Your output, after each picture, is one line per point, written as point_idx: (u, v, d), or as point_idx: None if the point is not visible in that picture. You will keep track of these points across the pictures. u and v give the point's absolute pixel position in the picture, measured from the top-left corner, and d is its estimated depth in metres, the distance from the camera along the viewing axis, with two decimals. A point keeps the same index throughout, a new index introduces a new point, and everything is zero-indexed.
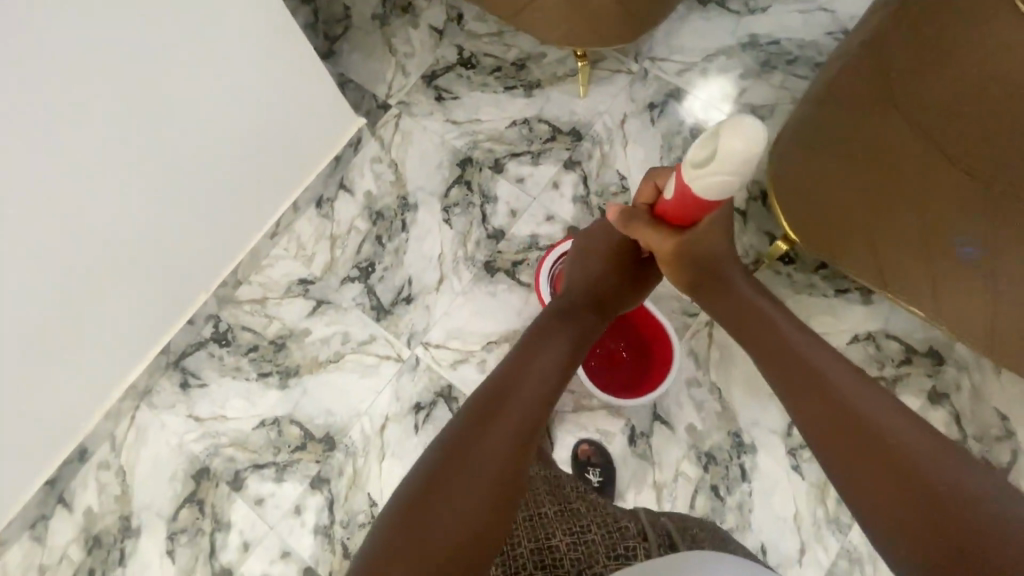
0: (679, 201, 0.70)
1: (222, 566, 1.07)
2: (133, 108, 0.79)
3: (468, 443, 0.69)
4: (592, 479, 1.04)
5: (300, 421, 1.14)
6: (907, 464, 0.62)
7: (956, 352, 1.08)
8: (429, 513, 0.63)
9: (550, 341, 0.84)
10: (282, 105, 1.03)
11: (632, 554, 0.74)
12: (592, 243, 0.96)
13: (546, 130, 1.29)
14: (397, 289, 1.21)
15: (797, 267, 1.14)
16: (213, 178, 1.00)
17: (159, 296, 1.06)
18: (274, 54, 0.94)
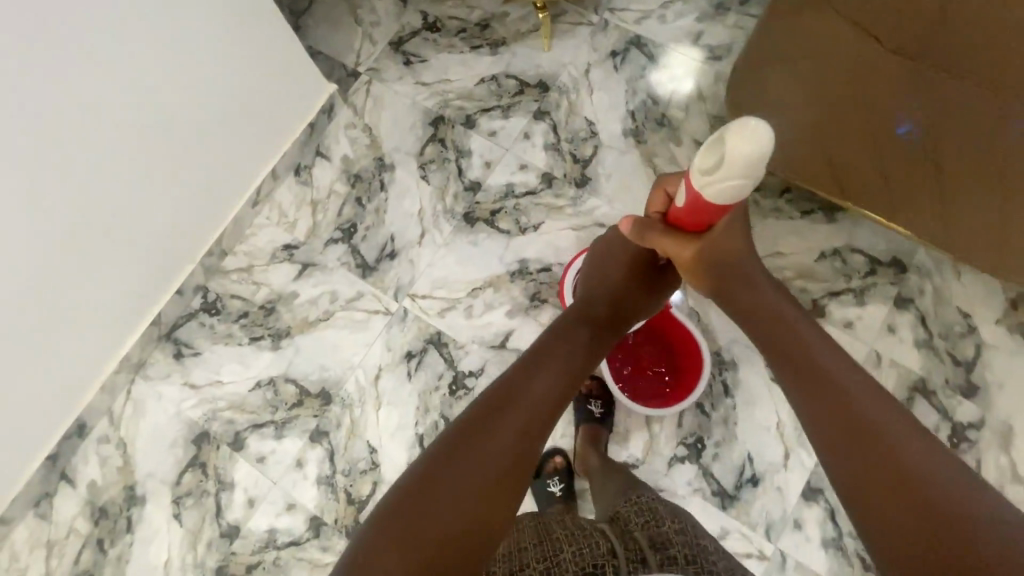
0: (691, 207, 0.69)
1: (229, 524, 1.09)
2: (113, 92, 0.85)
3: (471, 435, 0.66)
4: (594, 411, 1.08)
5: (295, 379, 1.16)
6: (905, 469, 0.57)
7: (917, 259, 1.13)
8: (435, 495, 0.61)
9: (563, 341, 0.81)
10: (257, 81, 1.07)
11: (601, 571, 0.72)
12: (613, 253, 0.94)
13: (514, 85, 1.33)
14: (381, 246, 1.23)
15: (763, 194, 1.19)
16: (194, 171, 1.06)
17: (146, 269, 1.09)
18: (241, 32, 0.98)
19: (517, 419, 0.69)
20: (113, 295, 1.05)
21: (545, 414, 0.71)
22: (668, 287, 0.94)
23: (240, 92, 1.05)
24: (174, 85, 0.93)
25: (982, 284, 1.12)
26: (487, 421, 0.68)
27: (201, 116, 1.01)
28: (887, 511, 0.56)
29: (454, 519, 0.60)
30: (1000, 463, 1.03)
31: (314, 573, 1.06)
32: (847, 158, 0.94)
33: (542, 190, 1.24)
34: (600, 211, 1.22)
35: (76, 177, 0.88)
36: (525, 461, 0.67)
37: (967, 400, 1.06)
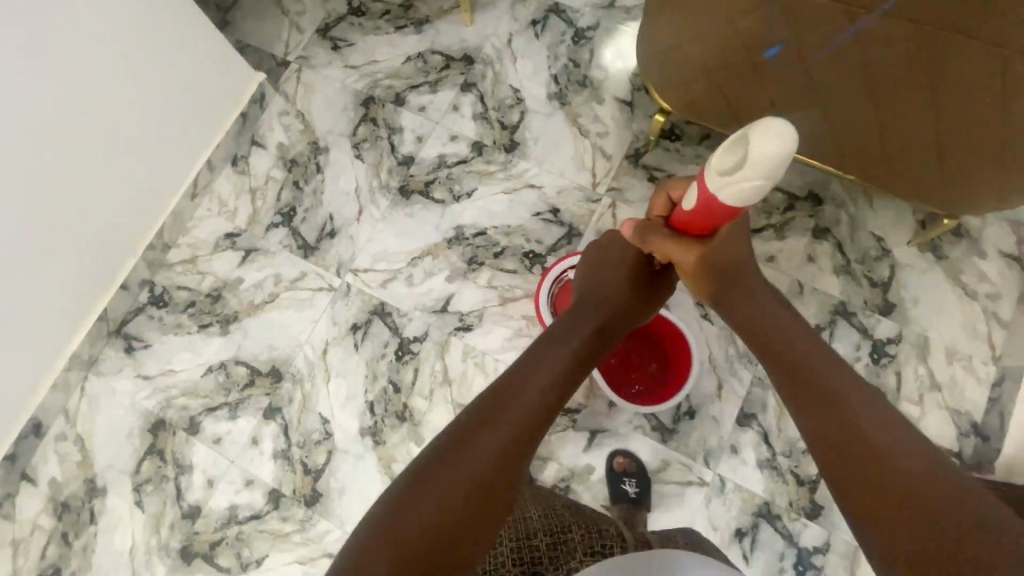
0: (700, 210, 0.74)
1: (190, 505, 1.11)
2: (100, 103, 0.99)
3: (466, 439, 0.67)
4: (628, 490, 1.05)
5: (245, 360, 1.19)
6: (901, 472, 0.58)
7: (832, 191, 1.18)
8: (428, 487, 0.62)
9: (553, 350, 0.82)
10: (215, 80, 1.19)
11: (610, 551, 0.84)
12: (607, 261, 0.96)
13: (440, 60, 1.36)
14: (320, 227, 1.26)
15: (684, 142, 1.24)
16: (165, 164, 1.17)
17: (121, 263, 1.18)
18: (184, 35, 1.06)
19: (510, 421, 0.70)
20: (87, 287, 1.13)
21: (536, 418, 0.72)
22: (665, 291, 0.98)
23: (195, 89, 1.15)
24: (154, 95, 1.07)
25: (894, 209, 1.17)
26: (480, 426, 0.69)
27: (173, 119, 1.14)
28: (888, 511, 0.56)
29: (443, 511, 0.60)
30: (919, 373, 1.09)
31: (276, 543, 1.08)
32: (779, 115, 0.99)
33: (473, 158, 1.28)
34: (530, 173, 1.26)
35: (71, 181, 1.00)
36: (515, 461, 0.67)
37: (885, 318, 1.12)
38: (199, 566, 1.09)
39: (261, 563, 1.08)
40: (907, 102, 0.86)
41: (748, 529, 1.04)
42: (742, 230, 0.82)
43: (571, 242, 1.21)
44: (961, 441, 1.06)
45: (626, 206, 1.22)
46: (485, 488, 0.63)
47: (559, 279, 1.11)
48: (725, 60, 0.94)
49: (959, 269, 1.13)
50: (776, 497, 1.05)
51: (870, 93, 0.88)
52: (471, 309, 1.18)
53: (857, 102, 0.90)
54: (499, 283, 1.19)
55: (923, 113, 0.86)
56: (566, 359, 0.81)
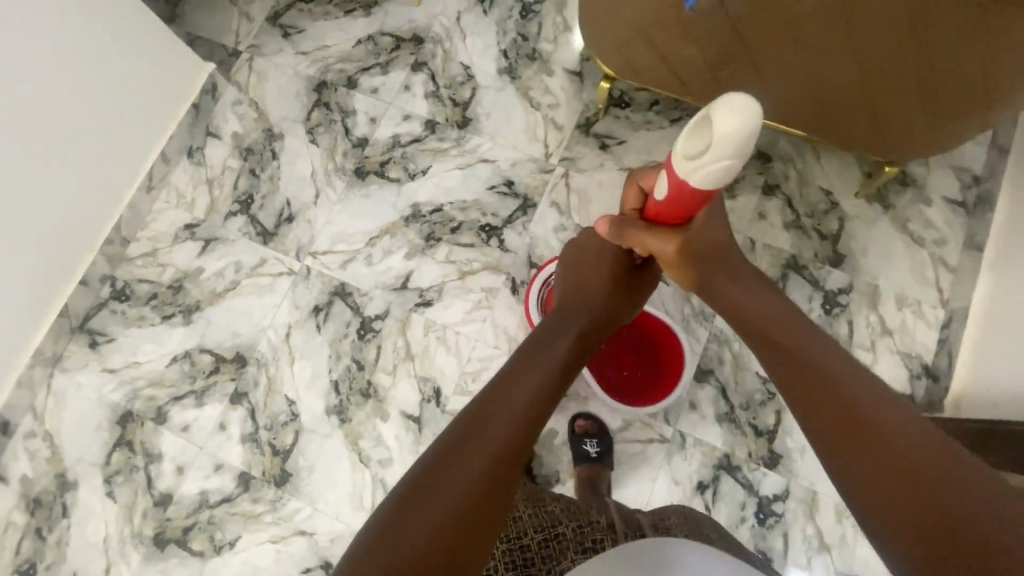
0: (673, 197, 0.68)
1: (161, 493, 1.12)
2: (58, 103, 1.02)
3: (455, 453, 0.61)
4: (590, 451, 1.05)
5: (210, 348, 1.20)
6: (906, 462, 0.50)
7: (780, 148, 1.20)
8: (413, 510, 0.56)
9: (539, 355, 0.76)
10: (164, 70, 1.19)
11: (600, 546, 0.79)
12: (587, 266, 0.93)
13: (390, 42, 1.36)
14: (278, 212, 1.27)
15: (634, 109, 1.26)
16: (115, 160, 1.18)
17: (96, 260, 1.22)
18: (116, 28, 1.05)
19: (501, 428, 0.65)
20: (43, 284, 1.13)
21: (530, 422, 0.67)
22: (648, 288, 0.96)
23: (147, 81, 1.17)
24: (108, 91, 1.09)
25: (841, 162, 1.19)
26: (469, 438, 0.63)
27: (130, 113, 1.16)
28: (893, 517, 0.48)
29: (436, 530, 0.54)
30: (870, 320, 1.11)
31: (248, 525, 1.10)
32: (706, 75, 1.01)
33: (426, 136, 1.29)
34: (483, 147, 1.27)
35: (38, 184, 1.04)
36: (511, 470, 0.62)
37: (836, 269, 1.14)
38: (173, 551, 1.10)
39: (234, 545, 1.09)
40: (829, 64, 0.89)
41: (709, 482, 1.06)
42: (716, 212, 0.78)
43: (526, 213, 1.22)
44: (913, 383, 1.08)
45: (579, 174, 1.23)
46: (477, 504, 0.57)
47: (546, 282, 1.11)
48: (659, 26, 0.94)
49: (906, 218, 1.15)
50: (735, 449, 1.07)
51: (797, 56, 0.90)
52: (431, 284, 1.19)
53: (781, 62, 0.92)
54: (457, 258, 1.20)
55: (844, 73, 0.90)
56: (558, 359, 0.77)
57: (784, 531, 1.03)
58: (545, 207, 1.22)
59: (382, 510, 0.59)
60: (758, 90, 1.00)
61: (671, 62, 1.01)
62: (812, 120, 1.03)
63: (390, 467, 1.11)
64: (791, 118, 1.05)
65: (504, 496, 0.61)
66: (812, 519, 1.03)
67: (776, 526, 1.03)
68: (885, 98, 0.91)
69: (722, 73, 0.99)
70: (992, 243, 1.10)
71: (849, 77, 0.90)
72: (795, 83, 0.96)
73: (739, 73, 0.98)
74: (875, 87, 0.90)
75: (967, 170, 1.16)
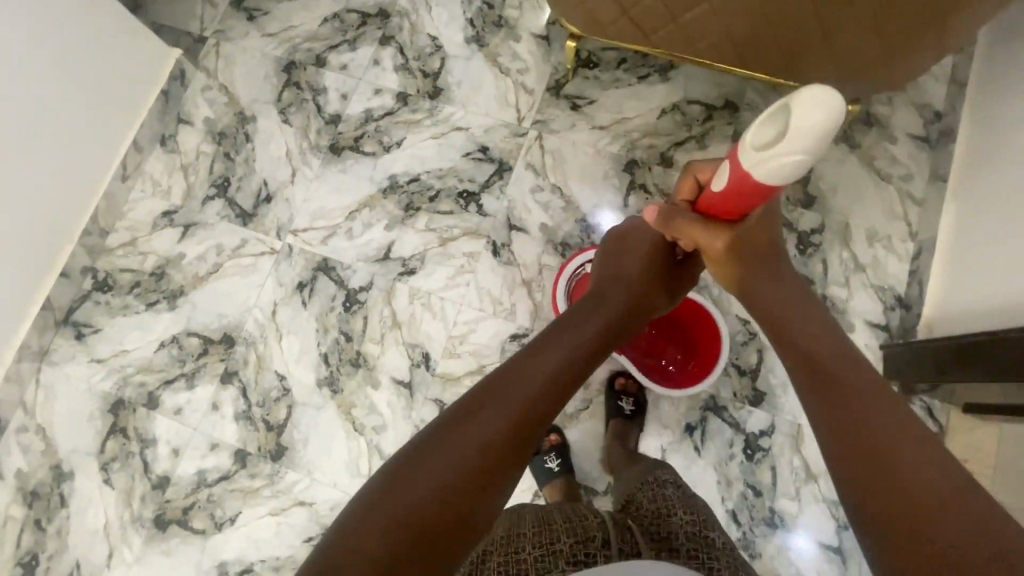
0: (731, 191, 0.68)
1: (158, 476, 1.13)
2: (28, 96, 1.01)
3: (450, 432, 0.61)
4: (624, 407, 1.07)
5: (197, 331, 1.20)
6: (908, 485, 0.52)
7: (746, 97, 1.23)
8: (411, 476, 0.57)
9: (553, 339, 0.75)
10: (129, 58, 1.18)
11: (592, 561, 0.72)
12: (624, 247, 0.91)
13: (357, 18, 1.35)
14: (255, 193, 1.27)
15: (602, 68, 1.27)
16: (89, 152, 1.17)
17: (78, 252, 1.22)
18: (84, 17, 1.05)
19: (503, 415, 0.64)
20: (24, 278, 1.13)
21: (534, 413, 0.66)
22: (686, 285, 0.94)
23: (114, 70, 1.16)
24: (76, 82, 1.08)
25: None
26: (468, 418, 0.63)
27: (98, 104, 1.15)
28: (891, 528, 0.50)
29: (416, 504, 0.55)
30: (843, 257, 1.14)
31: (247, 500, 1.11)
32: (665, 22, 1.02)
33: (398, 108, 1.29)
34: (456, 116, 1.28)
35: (12, 178, 1.03)
36: (509, 458, 0.61)
37: (807, 210, 1.17)
38: (174, 532, 1.11)
39: (235, 520, 1.10)
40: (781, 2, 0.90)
41: (696, 423, 1.08)
42: (772, 213, 0.77)
43: (503, 177, 1.23)
44: (887, 314, 1.12)
45: (552, 136, 1.25)
46: (468, 483, 0.58)
47: (576, 274, 1.09)
48: None
49: (873, 156, 1.18)
50: (721, 390, 1.09)
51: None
52: (413, 253, 1.20)
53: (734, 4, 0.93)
54: (437, 226, 1.21)
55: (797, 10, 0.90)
56: (571, 349, 0.74)
57: (772, 464, 1.05)
58: (520, 169, 1.23)
59: (375, 477, 0.59)
60: (718, 35, 1.01)
61: (630, 12, 1.02)
62: (774, 61, 1.04)
63: (384, 434, 1.12)
64: (750, 60, 1.06)
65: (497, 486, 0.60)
66: (798, 451, 1.06)
67: (764, 461, 1.06)
68: (843, 36, 0.93)
69: (680, 18, 1.00)
70: (955, 174, 1.12)
71: (807, 18, 0.91)
72: (751, 23, 0.96)
73: (695, 18, 0.99)
74: (826, 23, 0.91)
75: (928, 106, 1.18)
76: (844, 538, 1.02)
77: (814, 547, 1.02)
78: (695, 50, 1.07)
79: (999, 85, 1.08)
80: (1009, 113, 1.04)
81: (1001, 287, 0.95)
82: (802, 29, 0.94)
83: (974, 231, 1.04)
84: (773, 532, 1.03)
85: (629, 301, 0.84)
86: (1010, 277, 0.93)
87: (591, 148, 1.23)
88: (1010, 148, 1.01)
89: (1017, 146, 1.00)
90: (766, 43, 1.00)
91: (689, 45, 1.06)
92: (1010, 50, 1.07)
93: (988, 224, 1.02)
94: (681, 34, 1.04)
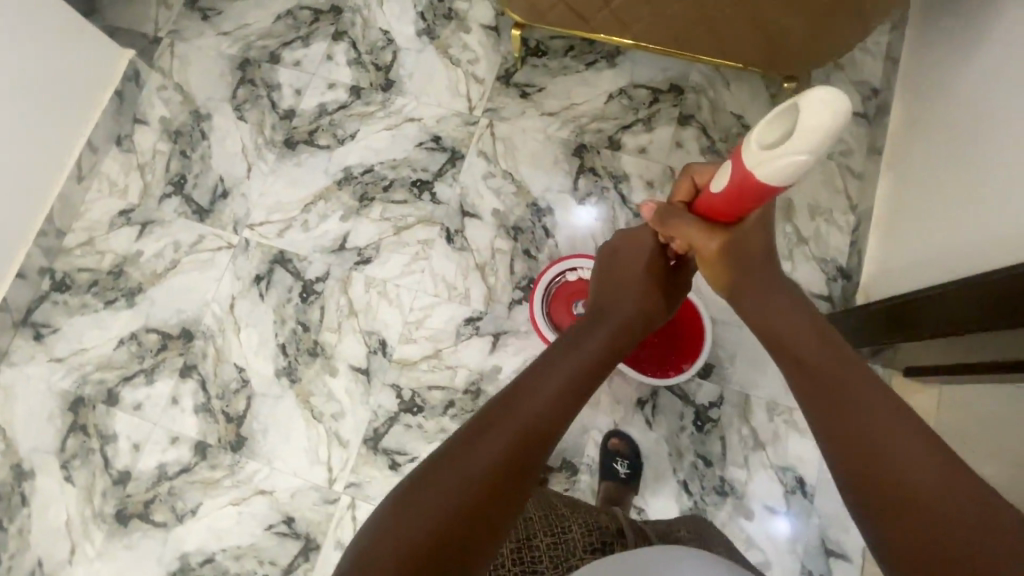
0: (733, 194, 0.64)
1: (119, 471, 1.14)
2: None
3: (446, 460, 0.54)
4: (620, 470, 1.05)
5: (155, 327, 1.21)
6: (908, 484, 0.49)
7: (691, 80, 1.26)
8: (411, 509, 0.50)
9: (565, 352, 0.68)
10: (81, 59, 1.19)
11: (610, 549, 0.79)
12: (631, 249, 0.85)
13: (310, 14, 1.37)
14: (212, 189, 1.29)
15: (550, 57, 1.30)
16: (42, 152, 1.18)
17: (34, 252, 1.22)
18: (44, 17, 1.08)
19: (510, 434, 0.56)
20: None
21: (545, 426, 0.58)
22: (683, 290, 0.88)
23: (64, 71, 1.17)
24: (26, 82, 1.09)
25: (749, 88, 1.25)
26: (467, 441, 0.55)
27: (50, 104, 1.16)
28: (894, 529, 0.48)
29: (411, 546, 0.48)
30: (786, 231, 1.18)
31: (208, 491, 1.12)
32: (602, 7, 1.04)
33: (352, 102, 1.31)
34: (408, 107, 1.30)
35: None
36: (514, 482, 0.53)
37: None
38: (136, 526, 1.11)
39: (196, 512, 1.11)
40: None
41: (647, 398, 1.11)
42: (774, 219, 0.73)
43: (455, 165, 1.25)
44: (830, 284, 1.16)
45: (503, 124, 1.27)
46: (469, 515, 0.50)
47: (557, 278, 1.12)
48: None
49: None
50: None
51: None
52: (368, 243, 1.22)
53: None
54: (392, 215, 1.23)
55: None
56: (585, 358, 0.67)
57: (721, 435, 1.08)
58: (472, 157, 1.25)
59: (369, 519, 0.52)
60: (653, 18, 1.04)
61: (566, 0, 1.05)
62: (708, 43, 1.08)
63: (343, 420, 1.14)
64: (685, 43, 1.09)
65: (500, 517, 0.52)
66: (746, 420, 1.08)
67: (713, 432, 1.08)
68: (769, 15, 0.97)
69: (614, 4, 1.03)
70: (890, 146, 1.16)
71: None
72: (681, 6, 0.99)
73: (629, 4, 1.02)
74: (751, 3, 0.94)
75: (865, 83, 1.23)
76: (791, 501, 1.05)
77: (763, 512, 1.05)
78: (633, 35, 1.10)
79: (927, 60, 1.12)
80: (936, 85, 1.08)
81: (931, 249, 0.98)
82: (732, 11, 0.98)
83: (906, 199, 1.08)
84: (723, 500, 1.06)
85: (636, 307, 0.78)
86: (938, 239, 0.97)
87: (541, 135, 1.26)
88: (937, 119, 1.05)
89: (944, 116, 1.03)
90: (698, 26, 1.03)
91: (627, 29, 1.09)
92: (936, 25, 1.11)
93: (918, 191, 1.05)
94: (618, 18, 1.07)
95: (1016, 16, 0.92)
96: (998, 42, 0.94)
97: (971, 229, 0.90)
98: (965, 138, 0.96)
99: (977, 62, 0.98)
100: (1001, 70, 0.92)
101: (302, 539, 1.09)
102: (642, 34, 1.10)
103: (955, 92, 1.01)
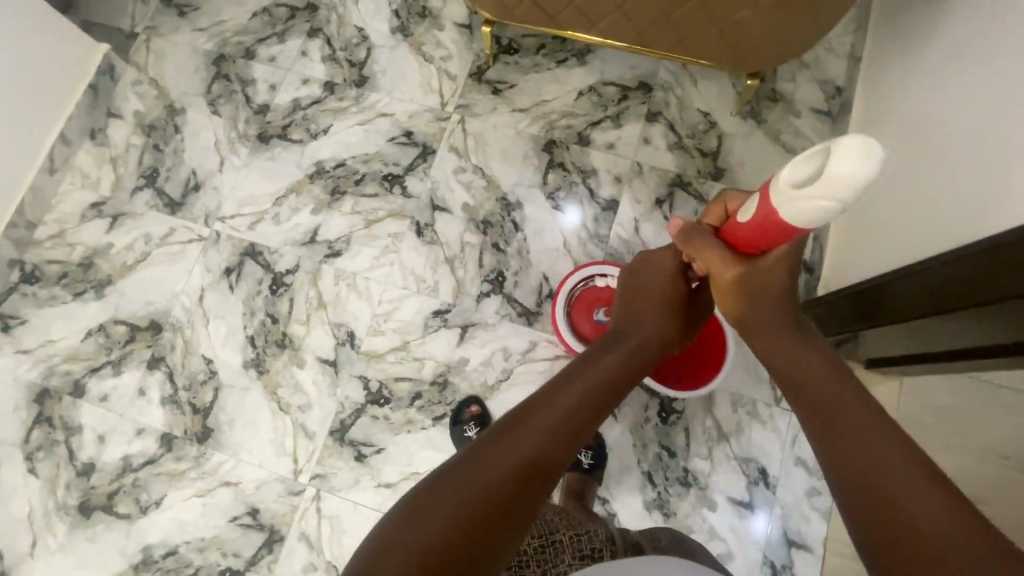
0: (759, 224, 0.60)
1: (83, 463, 1.13)
2: None
3: (457, 474, 0.54)
4: (583, 460, 1.06)
5: (125, 319, 1.21)
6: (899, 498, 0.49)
7: (660, 78, 1.28)
8: (425, 509, 0.51)
9: (580, 369, 0.69)
10: (54, 53, 1.20)
11: (600, 555, 0.77)
12: (648, 269, 0.84)
13: (286, 11, 1.39)
14: (184, 182, 1.29)
15: (522, 54, 1.31)
16: (12, 145, 1.18)
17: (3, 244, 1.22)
18: (16, 12, 1.09)
19: (526, 447, 0.57)
20: None
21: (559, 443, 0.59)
22: (699, 320, 0.85)
23: (36, 65, 1.17)
24: None
25: (716, 86, 1.27)
26: (484, 449, 0.56)
27: (20, 98, 1.16)
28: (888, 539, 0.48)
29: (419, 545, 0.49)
30: None
31: (173, 483, 1.11)
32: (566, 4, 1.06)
33: (326, 97, 1.33)
34: (382, 102, 1.31)
35: None
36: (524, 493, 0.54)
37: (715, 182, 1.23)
38: (99, 517, 1.11)
39: (160, 503, 1.11)
40: None
41: None
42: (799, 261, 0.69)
43: (426, 160, 1.27)
44: None
45: (475, 120, 1.28)
46: (476, 528, 0.50)
47: (585, 280, 1.12)
48: None
49: (779, 130, 1.24)
50: None
51: None
52: (338, 236, 1.23)
53: None
54: (363, 209, 1.24)
55: None
56: (597, 375, 0.68)
57: (686, 426, 1.09)
58: (443, 152, 1.27)
59: (377, 527, 0.53)
60: (616, 15, 1.06)
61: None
62: (673, 41, 1.10)
63: (309, 412, 1.14)
64: (650, 40, 1.11)
65: (509, 530, 0.52)
66: (710, 412, 1.09)
67: (678, 423, 1.09)
68: (726, 11, 0.99)
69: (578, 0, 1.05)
70: None
71: None
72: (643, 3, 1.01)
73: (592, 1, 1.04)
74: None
75: (829, 82, 1.25)
76: (755, 493, 1.06)
77: (726, 503, 1.06)
78: (599, 31, 1.12)
79: (886, 60, 1.15)
80: (893, 84, 1.11)
81: (889, 241, 1.00)
82: (691, 9, 1.00)
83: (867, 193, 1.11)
84: (687, 490, 1.07)
85: (648, 328, 0.76)
86: (894, 231, 1.00)
87: (511, 130, 1.27)
88: (894, 116, 1.08)
89: (900, 114, 1.06)
90: (660, 22, 1.05)
91: (593, 26, 1.11)
92: (895, 26, 1.15)
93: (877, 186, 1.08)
94: (583, 15, 1.08)
95: (971, 13, 0.94)
96: (951, 41, 0.97)
97: (925, 221, 0.92)
98: (920, 134, 0.99)
99: (931, 60, 1.01)
100: (952, 68, 0.94)
101: (266, 531, 1.09)
102: (607, 30, 1.12)
103: (913, 90, 1.04)
